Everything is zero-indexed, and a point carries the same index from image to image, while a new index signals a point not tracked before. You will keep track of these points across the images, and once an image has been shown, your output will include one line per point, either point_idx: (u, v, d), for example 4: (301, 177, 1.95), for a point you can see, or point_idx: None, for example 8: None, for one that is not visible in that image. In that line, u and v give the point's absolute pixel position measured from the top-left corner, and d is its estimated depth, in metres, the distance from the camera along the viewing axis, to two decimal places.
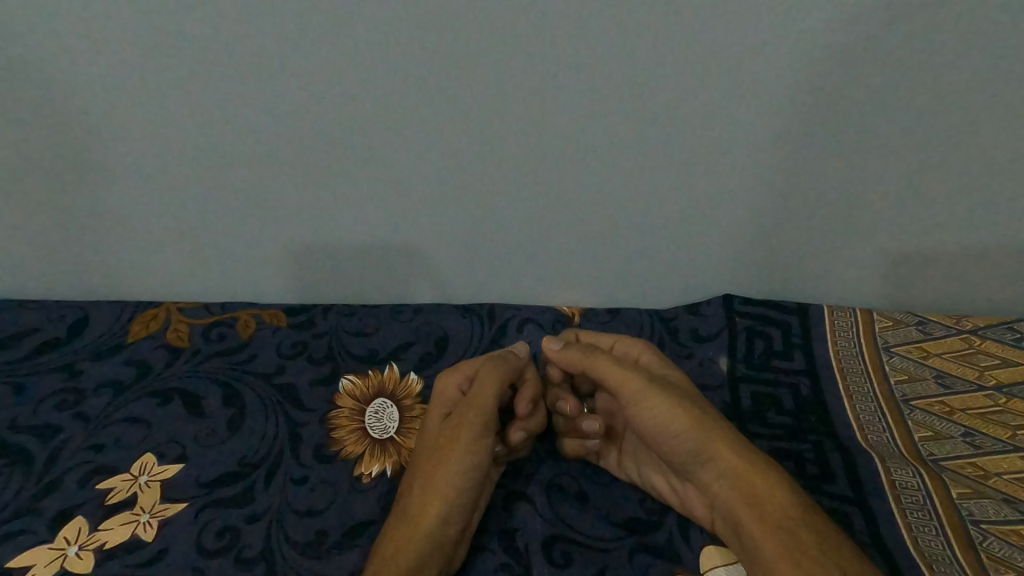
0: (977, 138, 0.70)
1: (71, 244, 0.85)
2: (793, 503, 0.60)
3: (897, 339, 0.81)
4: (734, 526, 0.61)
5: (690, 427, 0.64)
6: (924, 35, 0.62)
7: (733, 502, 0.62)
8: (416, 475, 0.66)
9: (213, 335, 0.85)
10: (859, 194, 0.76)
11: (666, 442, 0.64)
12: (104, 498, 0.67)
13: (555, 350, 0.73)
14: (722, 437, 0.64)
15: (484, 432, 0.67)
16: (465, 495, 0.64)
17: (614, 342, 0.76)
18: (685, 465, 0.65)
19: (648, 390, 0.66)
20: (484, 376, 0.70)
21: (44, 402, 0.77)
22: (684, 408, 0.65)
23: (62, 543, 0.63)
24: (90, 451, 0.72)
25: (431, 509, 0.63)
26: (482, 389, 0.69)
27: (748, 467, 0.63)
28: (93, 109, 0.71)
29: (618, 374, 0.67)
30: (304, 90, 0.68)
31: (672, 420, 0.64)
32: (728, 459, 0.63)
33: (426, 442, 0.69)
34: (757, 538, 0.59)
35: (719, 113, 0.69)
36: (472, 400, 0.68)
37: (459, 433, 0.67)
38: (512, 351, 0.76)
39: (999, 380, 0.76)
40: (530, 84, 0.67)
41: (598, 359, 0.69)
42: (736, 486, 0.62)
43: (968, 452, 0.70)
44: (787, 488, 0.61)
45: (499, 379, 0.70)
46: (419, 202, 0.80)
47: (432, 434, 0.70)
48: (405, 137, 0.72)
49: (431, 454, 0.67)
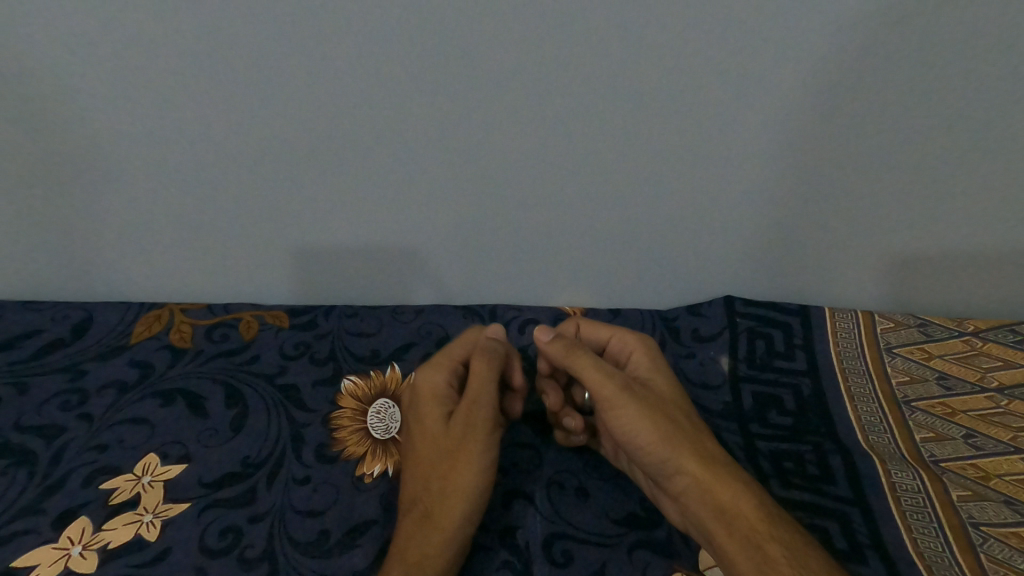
0: (983, 134, 0.69)
1: (76, 243, 0.86)
2: (760, 517, 0.58)
3: (899, 341, 0.81)
4: (706, 535, 0.60)
5: (656, 440, 0.63)
6: (932, 29, 0.61)
7: (702, 514, 0.60)
8: (412, 479, 0.67)
9: (216, 336, 0.86)
10: (864, 193, 0.76)
11: (632, 450, 0.64)
12: (108, 497, 0.68)
13: (544, 344, 0.71)
14: (688, 447, 0.63)
15: (494, 427, 0.68)
16: (485, 492, 0.65)
17: (611, 335, 0.76)
18: (654, 475, 0.64)
19: (619, 398, 0.65)
20: (478, 369, 0.70)
21: (49, 402, 0.78)
22: (654, 419, 0.64)
23: (66, 542, 0.64)
24: (94, 451, 0.72)
25: (455, 511, 0.63)
26: (479, 386, 0.69)
27: (719, 477, 0.61)
28: (99, 107, 0.71)
29: (595, 379, 0.66)
30: (304, 91, 0.69)
31: (638, 431, 0.63)
32: (696, 474, 0.61)
33: (426, 444, 0.68)
34: (727, 549, 0.58)
35: (717, 115, 0.69)
36: (474, 398, 0.68)
37: (472, 432, 0.67)
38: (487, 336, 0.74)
39: (1000, 382, 0.76)
40: (529, 85, 0.67)
41: (579, 358, 0.68)
42: (703, 500, 0.60)
43: (969, 453, 0.70)
44: (751, 503, 0.59)
45: (492, 369, 0.70)
46: (424, 202, 0.80)
47: (435, 435, 0.68)
48: (409, 136, 0.73)
49: (441, 458, 0.66)
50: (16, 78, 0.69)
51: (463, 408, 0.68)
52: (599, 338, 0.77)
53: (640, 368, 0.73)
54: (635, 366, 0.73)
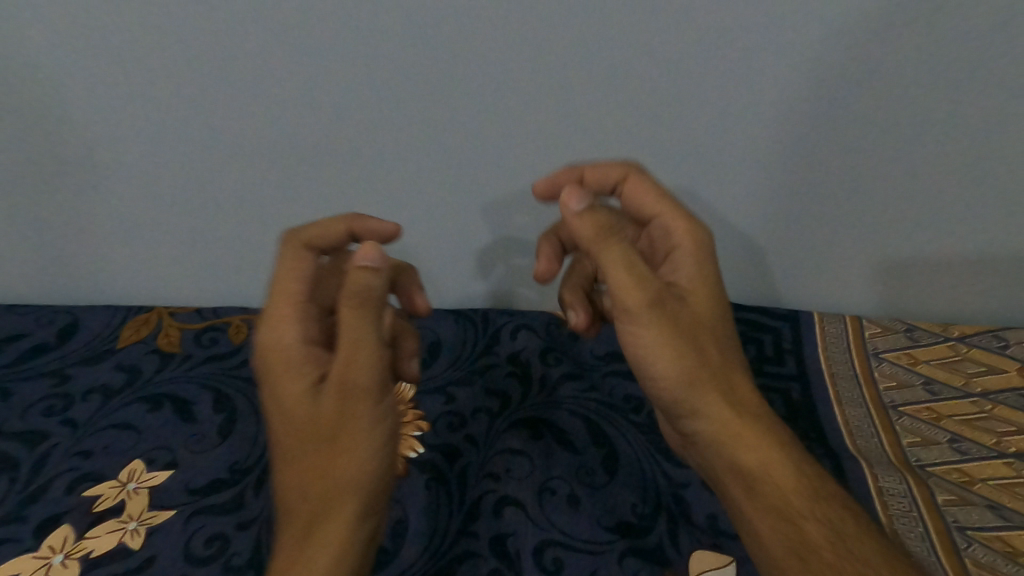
0: (964, 142, 0.71)
1: (63, 246, 0.85)
2: (790, 483, 0.55)
3: (886, 346, 0.82)
4: (724, 495, 0.58)
5: (680, 378, 0.57)
6: (912, 39, 0.63)
7: (722, 470, 0.57)
8: (285, 471, 0.53)
9: (205, 340, 0.85)
10: (851, 198, 0.77)
11: (652, 382, 0.59)
12: (91, 505, 0.67)
13: (571, 215, 0.55)
14: (714, 386, 0.57)
15: (383, 399, 0.53)
16: (382, 475, 0.54)
17: (662, 213, 0.62)
18: (674, 415, 0.60)
19: (647, 315, 0.56)
20: (349, 322, 0.51)
21: (33, 408, 0.76)
22: (682, 349, 0.57)
23: (47, 551, 0.63)
24: (78, 458, 0.71)
25: (346, 504, 0.52)
26: (352, 347, 0.51)
27: (747, 427, 0.57)
28: (89, 109, 0.71)
29: (626, 285, 0.56)
30: (298, 99, 0.69)
31: (663, 367, 0.57)
32: (723, 420, 0.57)
33: (292, 429, 0.52)
34: (747, 513, 0.55)
35: (706, 125, 0.70)
36: (347, 364, 0.51)
37: (353, 408, 0.52)
38: (360, 266, 0.52)
39: (985, 387, 0.77)
40: (521, 94, 0.68)
41: (611, 248, 0.55)
42: (725, 457, 0.57)
43: (954, 458, 0.70)
44: (784, 464, 0.56)
45: (368, 320, 0.52)
46: (416, 205, 0.80)
47: (303, 418, 0.52)
48: (402, 143, 0.73)
49: (316, 447, 0.52)
50: (10, 85, 0.69)
51: (336, 380, 0.52)
52: (646, 222, 0.64)
53: (683, 266, 0.61)
54: (680, 258, 0.61)
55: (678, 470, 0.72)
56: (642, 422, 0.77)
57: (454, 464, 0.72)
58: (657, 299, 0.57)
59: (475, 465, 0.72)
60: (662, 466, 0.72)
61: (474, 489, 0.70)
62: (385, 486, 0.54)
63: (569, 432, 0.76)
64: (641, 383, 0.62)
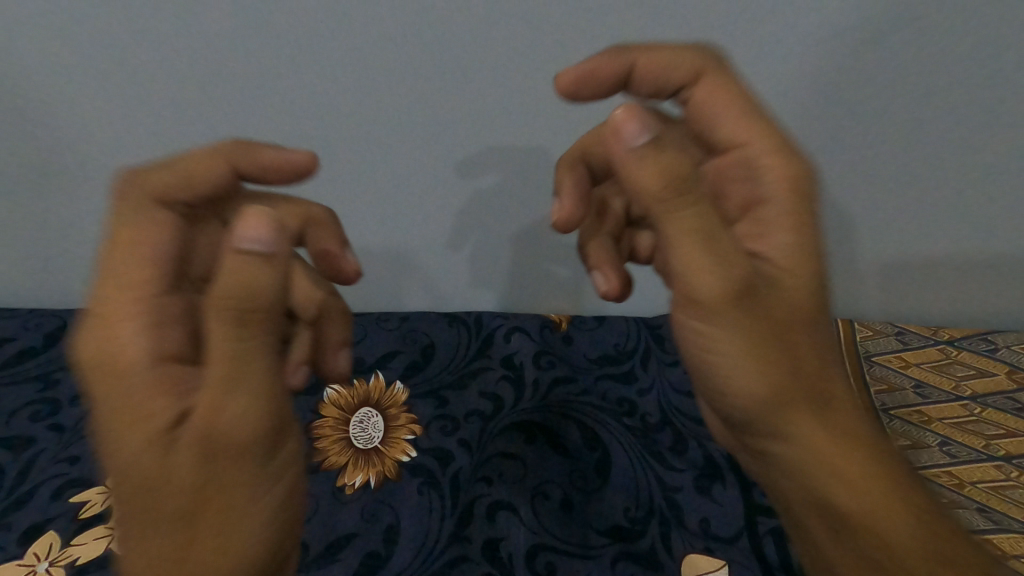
0: None
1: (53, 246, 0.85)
2: (891, 517, 0.47)
3: (877, 349, 0.83)
4: (796, 524, 0.51)
5: (766, 398, 0.46)
6: None
7: (800, 500, 0.49)
8: (140, 539, 0.42)
9: None
10: None
11: (725, 398, 0.48)
12: (77, 512, 0.66)
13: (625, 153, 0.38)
14: (806, 404, 0.46)
15: (271, 451, 0.43)
16: (274, 541, 0.45)
17: (745, 143, 0.47)
18: (745, 434, 0.50)
19: (727, 310, 0.43)
20: (224, 352, 0.39)
21: (19, 413, 0.75)
22: (772, 355, 0.45)
23: (32, 559, 0.62)
24: (65, 463, 0.70)
25: None
26: (227, 385, 0.40)
27: (841, 450, 0.47)
28: (86, 113, 0.71)
29: (701, 271, 0.42)
30: (296, 104, 0.71)
31: (744, 385, 0.46)
32: (815, 446, 0.47)
33: (147, 489, 0.41)
34: (825, 546, 0.50)
35: None
36: (220, 409, 0.40)
37: (229, 468, 0.41)
38: (239, 261, 0.38)
39: (974, 390, 0.77)
40: (516, 100, 0.70)
41: (683, 217, 0.40)
42: (809, 486, 0.48)
43: (945, 461, 0.70)
44: (885, 492, 0.48)
45: (246, 352, 0.40)
46: (410, 206, 0.81)
47: (161, 478, 0.41)
48: (399, 147, 0.74)
49: (180, 513, 0.41)
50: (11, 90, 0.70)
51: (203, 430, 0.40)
52: (732, 158, 0.49)
53: (771, 230, 0.47)
54: (773, 210, 0.47)
55: (671, 474, 0.72)
56: (635, 425, 0.77)
57: (446, 468, 0.72)
58: (746, 287, 0.43)
59: (468, 469, 0.72)
60: (655, 470, 0.72)
61: (466, 494, 0.70)
62: (276, 555, 0.46)
63: (563, 435, 0.76)
64: (707, 393, 0.50)
